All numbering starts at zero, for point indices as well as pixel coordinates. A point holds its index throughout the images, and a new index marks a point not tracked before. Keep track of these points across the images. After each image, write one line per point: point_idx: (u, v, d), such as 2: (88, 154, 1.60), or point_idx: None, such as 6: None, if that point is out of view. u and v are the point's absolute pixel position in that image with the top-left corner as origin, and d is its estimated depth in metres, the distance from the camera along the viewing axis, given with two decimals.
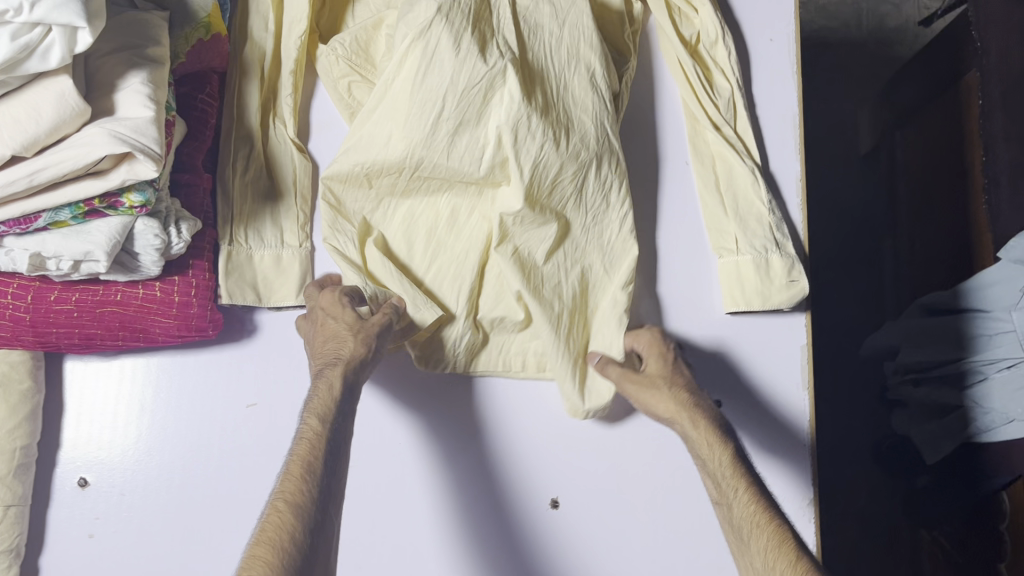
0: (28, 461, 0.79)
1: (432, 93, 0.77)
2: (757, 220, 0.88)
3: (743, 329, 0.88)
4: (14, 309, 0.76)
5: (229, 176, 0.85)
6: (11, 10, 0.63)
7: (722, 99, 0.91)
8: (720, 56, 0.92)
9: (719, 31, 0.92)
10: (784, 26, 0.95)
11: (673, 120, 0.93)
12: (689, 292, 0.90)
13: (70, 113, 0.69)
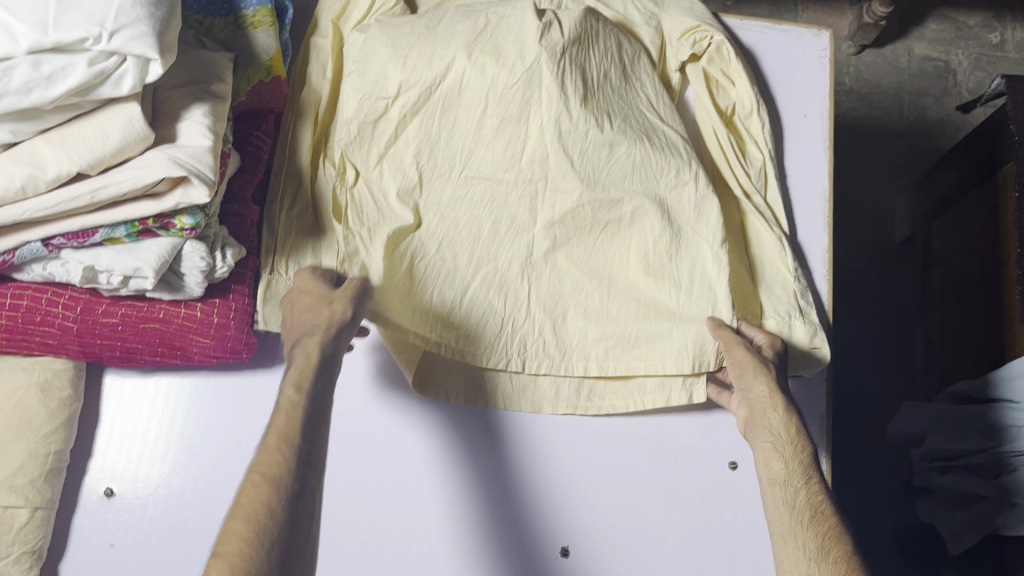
0: (60, 466, 0.82)
1: (486, 247, 0.90)
2: (782, 287, 0.90)
3: None
4: (63, 319, 0.80)
5: (276, 212, 0.89)
6: (92, 39, 0.69)
7: (756, 168, 0.94)
8: (753, 127, 0.95)
9: (754, 104, 0.95)
10: (816, 103, 0.98)
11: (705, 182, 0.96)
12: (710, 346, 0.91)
13: (135, 137, 0.74)
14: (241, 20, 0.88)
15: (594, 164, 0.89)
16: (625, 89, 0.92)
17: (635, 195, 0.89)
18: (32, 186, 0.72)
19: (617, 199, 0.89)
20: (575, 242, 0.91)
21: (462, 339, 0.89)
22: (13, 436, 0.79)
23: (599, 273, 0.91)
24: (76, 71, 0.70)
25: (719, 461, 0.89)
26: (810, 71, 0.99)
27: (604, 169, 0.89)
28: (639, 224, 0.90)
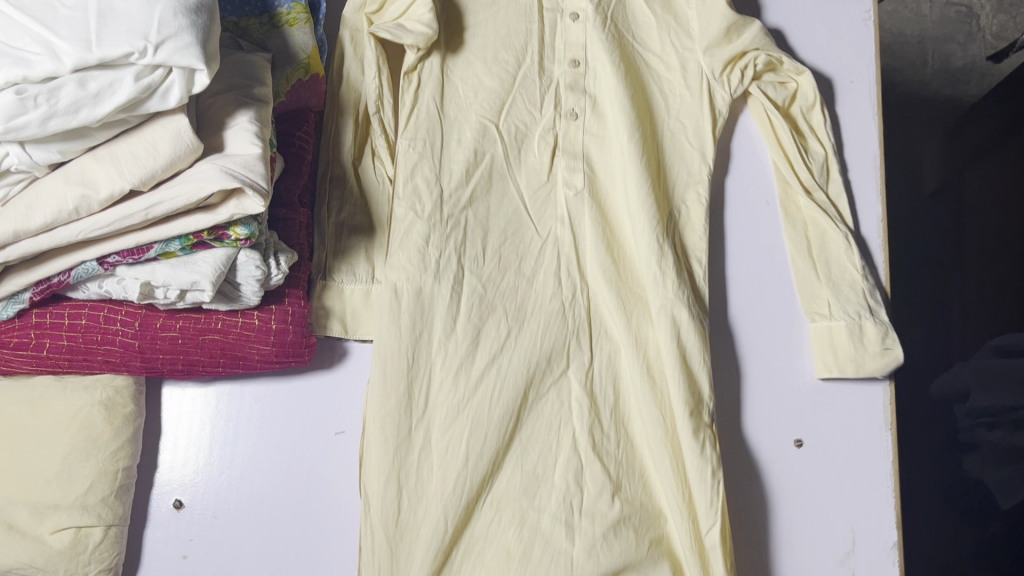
0: (129, 482, 0.81)
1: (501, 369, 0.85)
2: (851, 285, 0.89)
3: (821, 412, 0.88)
4: (123, 336, 0.79)
5: (323, 215, 0.89)
6: (137, 53, 0.68)
7: (818, 163, 0.92)
8: (815, 120, 0.93)
9: (816, 96, 0.92)
10: (863, 75, 0.96)
11: (765, 194, 0.94)
12: (773, 329, 0.90)
13: (184, 150, 0.72)
14: (277, 19, 0.85)
15: (629, 203, 0.88)
16: (663, 177, 0.90)
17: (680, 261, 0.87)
18: (85, 206, 0.71)
19: None
20: (624, 303, 0.86)
21: (481, 446, 0.83)
22: (82, 455, 0.79)
23: (649, 341, 0.86)
24: (123, 86, 0.69)
25: (784, 439, 0.87)
26: (855, 46, 0.97)
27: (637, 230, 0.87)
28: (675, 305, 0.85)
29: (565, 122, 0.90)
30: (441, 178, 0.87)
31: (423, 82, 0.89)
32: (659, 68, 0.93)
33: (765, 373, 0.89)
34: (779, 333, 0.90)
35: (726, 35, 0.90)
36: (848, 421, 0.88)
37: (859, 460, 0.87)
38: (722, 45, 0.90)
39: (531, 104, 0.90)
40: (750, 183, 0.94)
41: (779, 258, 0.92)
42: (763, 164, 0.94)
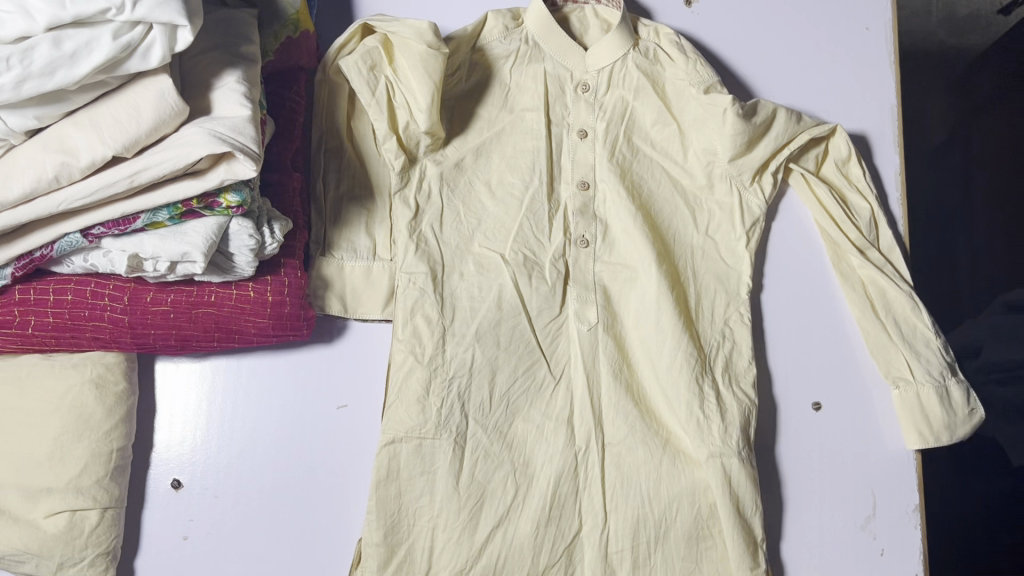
0: (124, 463, 0.78)
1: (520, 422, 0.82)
2: (925, 343, 0.84)
3: (858, 470, 0.84)
4: (111, 312, 0.75)
5: (318, 189, 0.85)
6: (115, 9, 0.63)
7: (866, 220, 0.87)
8: (853, 173, 0.88)
9: (851, 149, 0.87)
10: (881, 89, 0.91)
11: (808, 247, 0.89)
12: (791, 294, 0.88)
13: (169, 113, 0.68)
14: None
15: (667, 388, 0.82)
16: (693, 325, 0.83)
17: (727, 389, 0.82)
18: (66, 174, 0.67)
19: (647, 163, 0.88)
20: (652, 430, 0.81)
21: (496, 484, 0.80)
22: (73, 436, 0.76)
23: (700, 485, 0.80)
24: (101, 46, 0.64)
25: (803, 402, 0.85)
26: (869, 64, 0.91)
27: (665, 378, 0.82)
28: (725, 455, 0.79)
29: (575, 249, 0.85)
30: (443, 315, 0.82)
31: (425, 206, 0.84)
32: (680, 175, 0.87)
33: (800, 422, 0.84)
34: (800, 295, 0.88)
35: (744, 145, 0.85)
36: (870, 385, 0.86)
37: (895, 525, 0.83)
38: (741, 151, 0.85)
39: (540, 230, 0.85)
40: (787, 231, 0.89)
41: (836, 322, 0.87)
42: (812, 235, 0.89)
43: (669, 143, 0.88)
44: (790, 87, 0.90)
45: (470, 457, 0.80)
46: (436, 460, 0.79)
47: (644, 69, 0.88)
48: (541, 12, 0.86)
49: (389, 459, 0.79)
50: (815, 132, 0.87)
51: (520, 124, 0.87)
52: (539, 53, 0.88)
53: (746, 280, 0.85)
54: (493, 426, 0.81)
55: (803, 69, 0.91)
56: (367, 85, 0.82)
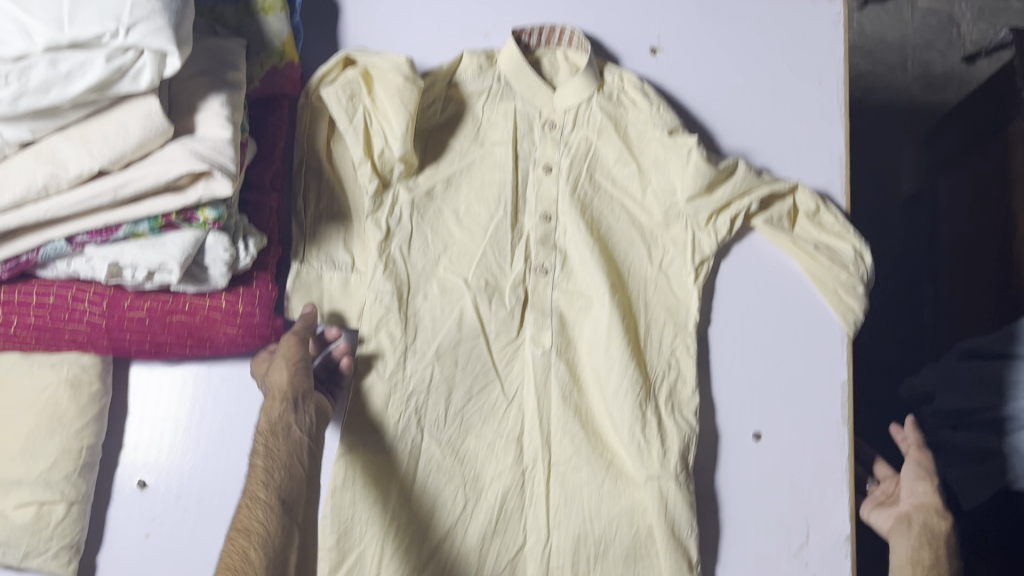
0: (93, 460, 0.82)
1: (473, 433, 0.87)
2: None
3: (794, 497, 0.88)
4: (90, 315, 0.79)
5: (301, 209, 0.90)
6: (108, 34, 0.69)
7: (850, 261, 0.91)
8: (827, 221, 0.92)
9: (818, 200, 0.91)
10: (830, 139, 0.96)
11: (776, 278, 0.93)
12: (746, 326, 0.92)
13: (154, 131, 0.73)
14: (252, 6, 0.86)
15: (611, 409, 0.87)
16: (640, 353, 0.89)
17: (668, 419, 0.86)
18: (54, 185, 0.72)
19: (605, 196, 0.93)
20: (596, 451, 0.87)
21: (450, 489, 0.86)
22: (46, 432, 0.79)
23: (638, 507, 0.85)
24: (94, 67, 0.70)
25: (743, 432, 0.90)
26: (819, 114, 0.96)
27: (613, 402, 0.86)
28: (662, 477, 0.84)
29: (535, 276, 0.90)
30: (407, 333, 0.87)
31: (396, 229, 0.89)
32: (637, 212, 0.93)
33: (739, 448, 0.89)
34: (757, 329, 0.92)
35: (704, 186, 0.89)
36: (808, 417, 0.90)
37: (824, 553, 0.87)
38: (700, 192, 0.89)
39: (503, 256, 0.90)
40: (759, 265, 0.93)
41: (795, 352, 0.92)
42: (800, 279, 0.93)
43: (629, 181, 0.93)
44: (743, 132, 0.96)
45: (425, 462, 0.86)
46: (393, 471, 0.85)
47: (607, 111, 0.93)
48: (513, 54, 0.92)
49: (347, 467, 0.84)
50: (775, 186, 0.91)
51: (490, 159, 0.92)
52: (510, 92, 0.94)
53: (694, 314, 0.90)
54: (450, 437, 0.87)
55: (757, 116, 0.96)
56: (346, 114, 0.87)
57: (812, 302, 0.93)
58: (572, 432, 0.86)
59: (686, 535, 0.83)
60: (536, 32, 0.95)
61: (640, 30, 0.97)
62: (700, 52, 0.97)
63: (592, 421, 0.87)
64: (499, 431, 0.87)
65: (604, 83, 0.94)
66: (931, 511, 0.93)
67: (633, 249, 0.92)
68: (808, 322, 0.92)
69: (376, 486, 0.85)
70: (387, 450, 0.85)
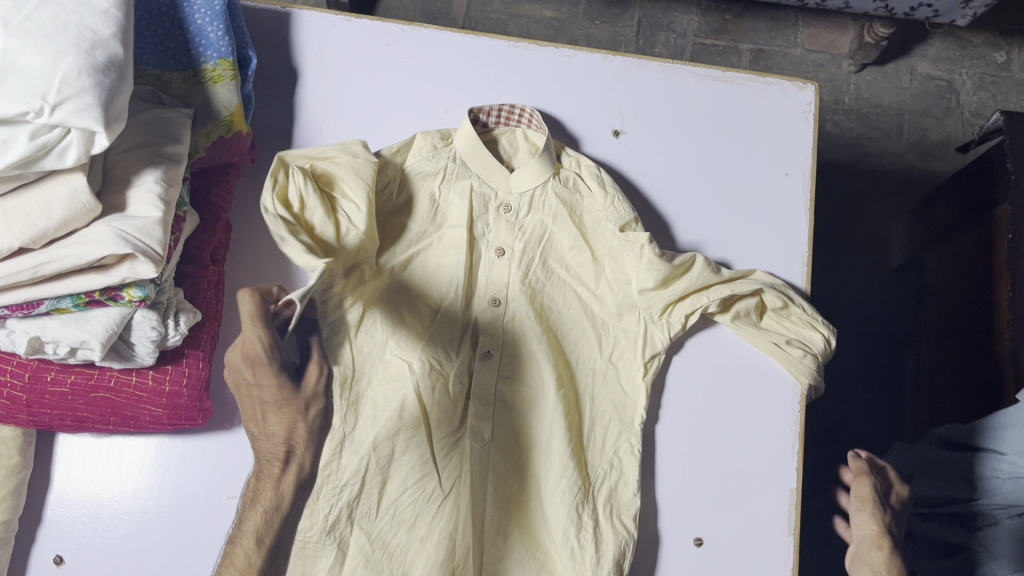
0: (7, 535, 0.80)
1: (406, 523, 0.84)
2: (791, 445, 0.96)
3: None
4: (11, 388, 0.78)
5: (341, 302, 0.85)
6: (33, 112, 0.67)
7: (819, 352, 0.89)
8: (794, 315, 0.90)
9: (784, 297, 0.89)
10: (793, 233, 0.94)
11: (731, 375, 0.90)
12: (696, 424, 0.89)
13: (80, 210, 0.72)
14: (201, 74, 0.84)
15: (548, 509, 0.86)
16: (582, 451, 0.87)
17: (605, 523, 0.85)
18: None
19: (554, 281, 0.91)
20: (529, 552, 0.86)
21: None
22: None
23: None
24: (17, 145, 0.68)
25: (685, 537, 0.86)
26: (783, 208, 0.94)
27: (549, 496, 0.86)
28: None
29: (479, 363, 0.87)
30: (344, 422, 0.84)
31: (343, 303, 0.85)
32: (590, 299, 0.90)
33: (679, 554, 0.86)
34: (708, 428, 0.89)
35: (657, 280, 0.87)
36: (755, 525, 0.87)
37: None
38: (655, 287, 0.87)
39: (447, 341, 0.87)
40: (714, 361, 0.90)
41: (747, 455, 0.88)
42: (772, 372, 0.91)
43: (583, 269, 0.91)
44: (703, 222, 0.94)
45: (364, 555, 0.83)
46: (317, 564, 0.82)
47: (563, 197, 0.91)
48: (469, 135, 0.89)
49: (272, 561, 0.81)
50: (738, 288, 0.88)
51: (441, 240, 0.90)
52: (466, 171, 0.91)
53: (641, 412, 0.87)
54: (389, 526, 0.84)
55: (718, 206, 0.94)
56: (323, 203, 0.83)
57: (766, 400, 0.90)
58: (504, 531, 0.85)
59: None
60: (494, 111, 0.92)
61: (604, 112, 0.96)
62: (664, 138, 0.96)
63: (525, 518, 0.86)
64: (433, 528, 0.84)
65: (561, 167, 0.92)
66: (872, 544, 0.94)
67: (579, 339, 0.90)
68: (764, 423, 0.89)
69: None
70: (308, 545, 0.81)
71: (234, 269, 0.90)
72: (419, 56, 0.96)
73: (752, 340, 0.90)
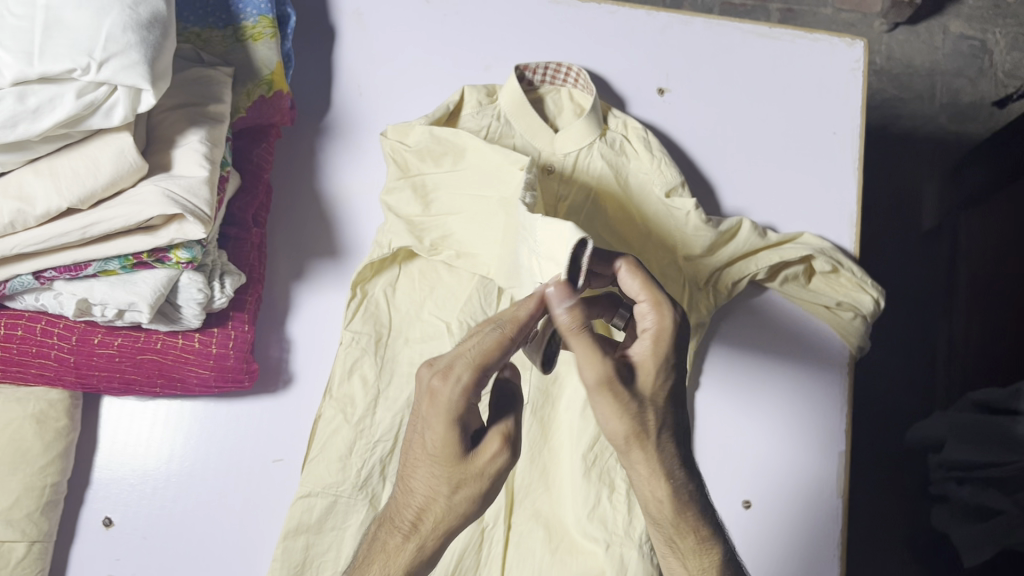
0: (57, 498, 0.80)
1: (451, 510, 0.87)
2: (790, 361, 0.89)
3: (789, 562, 0.85)
4: (58, 350, 0.77)
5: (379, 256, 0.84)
6: (80, 69, 0.66)
7: (868, 312, 0.88)
8: (844, 279, 0.88)
9: (834, 262, 0.86)
10: (840, 193, 0.92)
11: (784, 327, 0.90)
12: (746, 376, 0.89)
13: (128, 169, 0.71)
14: (240, 32, 0.82)
15: (575, 475, 0.87)
16: None
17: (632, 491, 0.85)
18: (21, 221, 0.69)
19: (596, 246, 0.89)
20: (557, 516, 0.88)
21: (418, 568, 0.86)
22: (9, 469, 0.77)
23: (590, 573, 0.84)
24: (64, 103, 0.67)
25: (732, 501, 0.86)
26: (831, 168, 0.93)
27: (576, 466, 0.87)
28: (624, 544, 0.85)
29: None
30: (380, 378, 0.84)
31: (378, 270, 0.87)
32: None
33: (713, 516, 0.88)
34: (757, 380, 0.89)
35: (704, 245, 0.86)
36: (803, 490, 0.86)
37: None
38: (701, 253, 0.86)
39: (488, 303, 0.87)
40: (764, 315, 0.90)
41: (800, 411, 0.88)
42: (821, 334, 0.90)
43: (627, 234, 0.89)
44: (748, 183, 0.92)
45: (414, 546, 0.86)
46: (348, 520, 0.82)
47: (608, 159, 0.90)
48: (515, 93, 0.88)
49: (303, 512, 0.81)
50: (786, 255, 0.85)
51: None
52: (510, 130, 0.90)
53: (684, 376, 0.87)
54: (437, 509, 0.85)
55: (763, 166, 0.93)
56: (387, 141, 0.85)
57: (816, 362, 0.89)
58: (535, 496, 0.89)
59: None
60: (541, 69, 0.91)
61: (647, 71, 0.94)
62: (708, 96, 0.94)
63: (554, 487, 0.88)
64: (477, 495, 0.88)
65: (608, 129, 0.90)
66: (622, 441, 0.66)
67: None
68: (816, 381, 0.88)
69: (332, 534, 0.81)
70: (342, 503, 0.82)
71: (275, 229, 0.89)
72: (457, 12, 0.94)
73: (800, 302, 0.89)
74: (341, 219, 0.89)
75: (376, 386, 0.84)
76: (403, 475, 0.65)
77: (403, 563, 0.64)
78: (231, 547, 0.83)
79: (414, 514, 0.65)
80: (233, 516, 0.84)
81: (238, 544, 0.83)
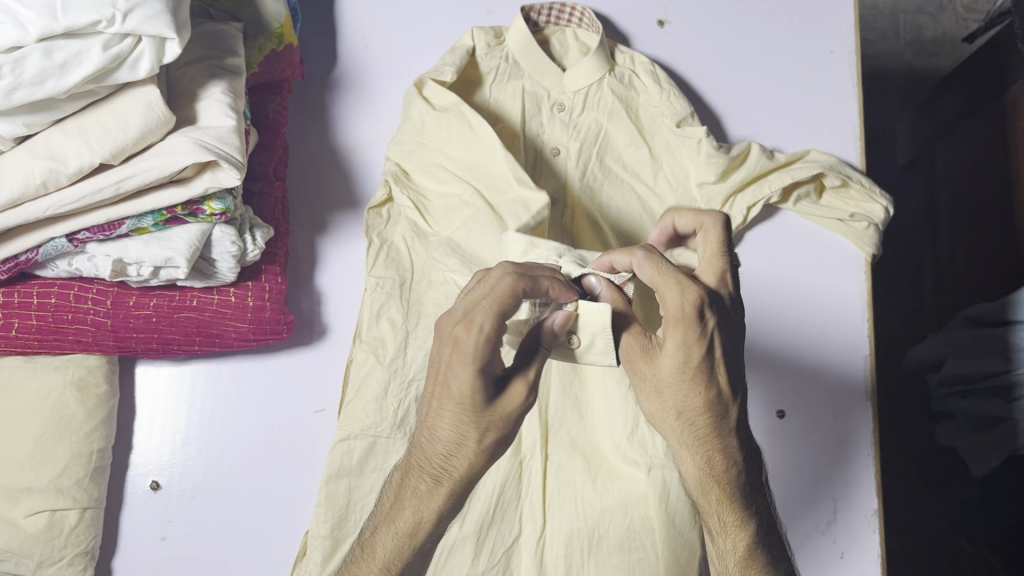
0: (103, 464, 0.80)
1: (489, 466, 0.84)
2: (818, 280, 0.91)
3: (822, 462, 0.87)
4: (94, 315, 0.77)
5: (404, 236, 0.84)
6: (105, 21, 0.65)
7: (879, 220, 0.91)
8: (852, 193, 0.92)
9: (842, 175, 0.89)
10: (844, 109, 0.94)
11: (801, 238, 0.92)
12: (771, 287, 0.91)
13: (156, 122, 0.70)
14: None
15: (609, 399, 0.84)
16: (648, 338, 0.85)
17: None
18: (54, 180, 0.68)
19: (612, 176, 0.90)
20: (595, 443, 0.85)
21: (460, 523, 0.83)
22: (54, 437, 0.77)
23: (633, 495, 0.82)
24: (91, 56, 0.66)
25: (766, 410, 0.88)
26: (832, 85, 0.94)
27: (612, 392, 0.84)
28: (665, 467, 0.82)
29: None
30: (407, 320, 0.84)
31: (398, 216, 0.87)
32: (648, 195, 0.89)
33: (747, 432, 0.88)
34: (781, 290, 0.91)
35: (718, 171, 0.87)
36: (833, 396, 0.89)
37: (814, 502, 0.87)
38: (716, 180, 0.87)
39: None
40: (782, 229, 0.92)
41: (824, 318, 0.90)
42: (837, 245, 0.92)
43: (641, 165, 0.90)
44: (753, 106, 0.94)
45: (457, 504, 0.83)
46: (388, 460, 0.81)
47: (619, 93, 0.91)
48: (523, 33, 0.89)
49: (344, 455, 0.81)
50: (797, 174, 0.87)
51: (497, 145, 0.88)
52: (519, 71, 0.91)
53: None
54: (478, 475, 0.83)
55: (767, 90, 0.94)
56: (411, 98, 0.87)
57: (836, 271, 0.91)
58: (569, 426, 0.86)
59: (685, 528, 0.80)
60: (546, 9, 0.92)
61: (645, 7, 0.96)
62: (707, 27, 0.96)
63: (591, 415, 0.85)
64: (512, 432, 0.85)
65: (615, 64, 0.92)
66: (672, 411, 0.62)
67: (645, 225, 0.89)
68: (837, 289, 0.91)
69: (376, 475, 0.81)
70: (382, 443, 0.81)
71: (297, 183, 0.90)
72: None
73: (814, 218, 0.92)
74: (359, 169, 0.90)
75: (404, 327, 0.84)
76: (427, 421, 0.60)
77: (436, 507, 0.61)
78: (277, 499, 0.83)
79: (443, 459, 0.60)
80: (277, 469, 0.84)
81: (283, 497, 0.83)
